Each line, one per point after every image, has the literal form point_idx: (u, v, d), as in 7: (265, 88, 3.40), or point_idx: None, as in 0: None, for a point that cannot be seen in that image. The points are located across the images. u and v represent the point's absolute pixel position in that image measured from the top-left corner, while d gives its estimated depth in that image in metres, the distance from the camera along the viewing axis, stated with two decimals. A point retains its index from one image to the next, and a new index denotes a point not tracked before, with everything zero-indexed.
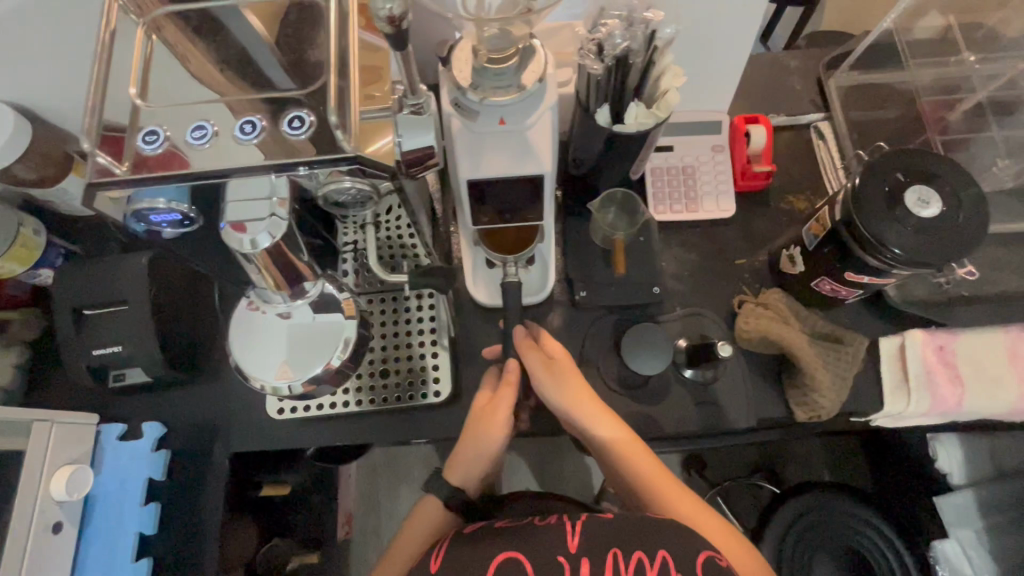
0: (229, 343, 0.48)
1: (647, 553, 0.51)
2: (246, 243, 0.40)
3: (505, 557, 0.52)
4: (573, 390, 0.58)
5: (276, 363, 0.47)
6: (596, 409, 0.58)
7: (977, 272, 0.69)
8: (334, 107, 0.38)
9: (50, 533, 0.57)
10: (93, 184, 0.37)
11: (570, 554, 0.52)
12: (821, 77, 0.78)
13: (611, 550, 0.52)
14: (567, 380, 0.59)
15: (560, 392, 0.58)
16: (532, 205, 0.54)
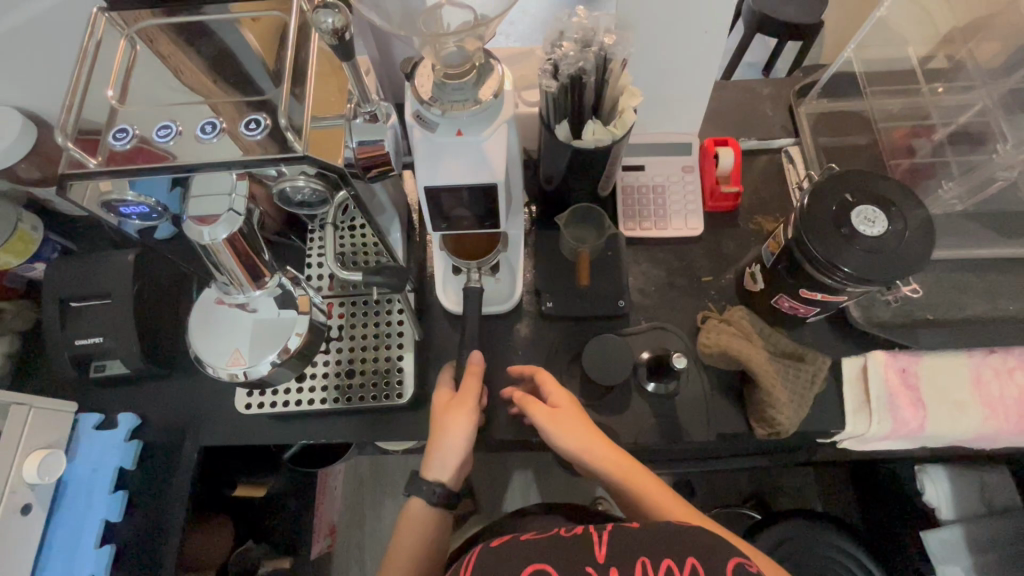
0: (189, 333, 0.50)
1: (676, 561, 0.46)
2: (206, 236, 0.42)
3: (533, 568, 0.48)
4: (579, 436, 0.61)
5: (229, 349, 0.49)
6: (606, 450, 0.61)
7: (920, 290, 0.71)
8: (285, 110, 0.43)
9: (18, 514, 0.59)
10: (65, 174, 0.42)
11: (598, 563, 0.47)
12: (792, 104, 0.81)
13: (638, 559, 0.47)
14: (573, 426, 0.61)
15: (567, 439, 0.60)
16: (489, 215, 0.57)
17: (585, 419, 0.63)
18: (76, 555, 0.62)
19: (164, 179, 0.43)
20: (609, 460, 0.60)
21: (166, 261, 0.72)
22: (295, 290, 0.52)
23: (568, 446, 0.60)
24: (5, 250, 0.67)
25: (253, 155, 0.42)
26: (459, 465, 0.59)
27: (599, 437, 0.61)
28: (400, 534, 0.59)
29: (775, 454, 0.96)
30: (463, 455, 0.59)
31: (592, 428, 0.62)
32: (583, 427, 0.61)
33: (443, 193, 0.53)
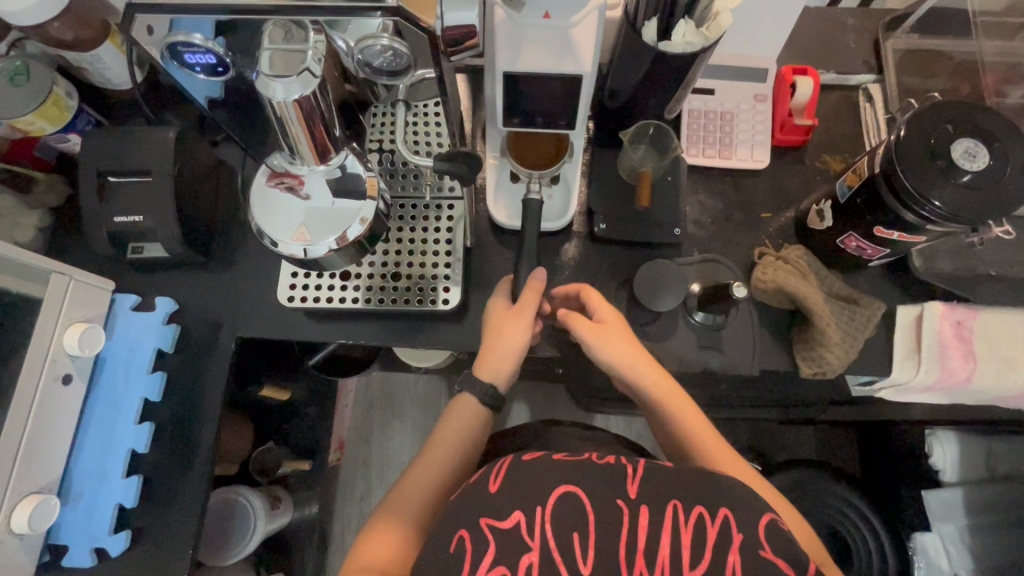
0: (252, 205, 0.49)
1: (708, 510, 0.46)
2: (279, 93, 0.40)
3: (565, 491, 0.47)
4: (621, 357, 0.60)
5: (295, 225, 0.49)
6: (647, 369, 0.60)
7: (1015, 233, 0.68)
8: None
9: (59, 383, 0.59)
10: (132, 4, 0.38)
11: (630, 499, 0.47)
12: (879, 37, 0.75)
13: (670, 502, 0.47)
14: (616, 345, 0.60)
15: (604, 359, 0.60)
16: (565, 114, 0.53)
17: (632, 339, 0.62)
18: (115, 429, 0.62)
19: (208, 23, 0.40)
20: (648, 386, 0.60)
21: (204, 146, 0.69)
22: (366, 175, 0.50)
23: (612, 360, 0.60)
24: (38, 116, 0.63)
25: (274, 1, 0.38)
26: (510, 370, 0.61)
27: (641, 354, 0.61)
28: (447, 418, 0.61)
29: (793, 406, 0.96)
30: (518, 359, 0.61)
31: (639, 350, 0.61)
32: (627, 348, 0.60)
33: (522, 83, 0.50)
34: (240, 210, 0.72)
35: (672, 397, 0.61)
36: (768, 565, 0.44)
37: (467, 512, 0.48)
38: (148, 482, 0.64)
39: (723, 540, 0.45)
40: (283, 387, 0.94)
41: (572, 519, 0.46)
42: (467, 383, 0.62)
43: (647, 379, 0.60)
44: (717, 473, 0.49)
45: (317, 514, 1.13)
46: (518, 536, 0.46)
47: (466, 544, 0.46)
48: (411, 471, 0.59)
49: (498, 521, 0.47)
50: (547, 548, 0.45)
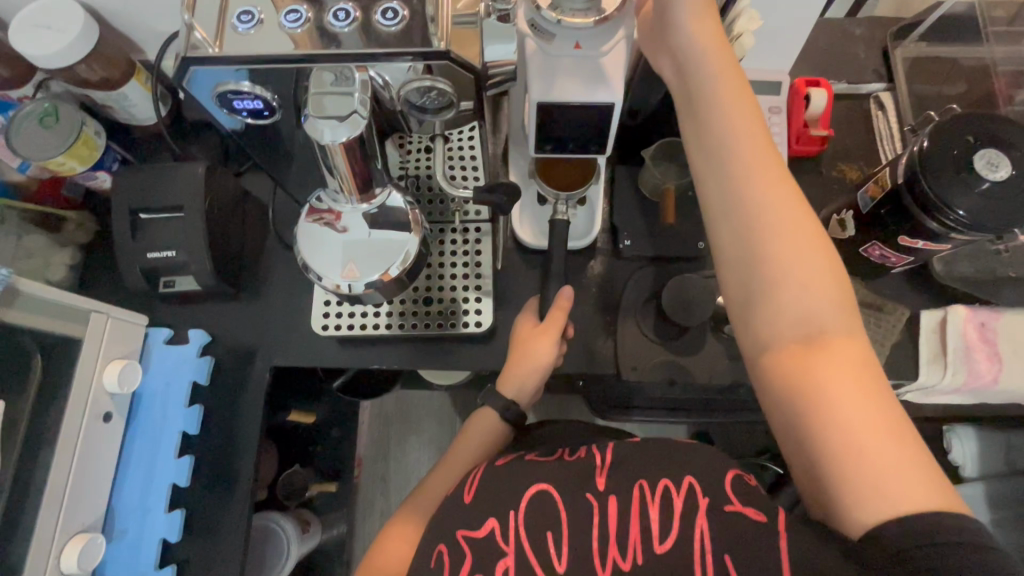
0: (297, 244, 0.52)
1: (673, 481, 0.46)
2: (326, 135, 0.42)
3: (537, 491, 0.48)
4: (746, 167, 0.48)
5: (342, 261, 0.51)
6: (733, 95, 0.49)
7: None
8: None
9: (100, 421, 0.59)
10: (188, 57, 0.39)
11: (598, 492, 0.47)
12: (887, 46, 0.77)
13: (636, 483, 0.46)
14: (743, 129, 0.48)
15: (715, 50, 0.49)
16: (597, 139, 0.54)
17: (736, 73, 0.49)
18: (155, 464, 0.63)
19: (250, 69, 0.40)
20: (766, 207, 0.47)
21: (232, 177, 0.69)
22: (408, 209, 0.53)
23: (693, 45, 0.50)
24: (68, 155, 0.64)
25: (308, 50, 0.40)
26: (535, 387, 0.61)
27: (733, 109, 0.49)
28: (464, 434, 0.62)
29: None
30: (542, 378, 0.61)
31: (775, 167, 0.48)
32: (760, 157, 0.48)
33: (556, 112, 0.50)
34: (267, 240, 0.72)
35: (800, 233, 0.46)
36: (733, 519, 0.43)
37: (442, 526, 0.49)
38: (190, 514, 0.64)
39: (689, 506, 0.44)
40: (308, 409, 0.94)
41: (547, 517, 0.47)
42: (491, 398, 0.62)
43: (777, 201, 0.47)
44: (681, 441, 0.49)
45: (344, 534, 1.14)
46: (493, 542, 0.47)
47: (446, 558, 0.47)
48: (424, 484, 0.60)
49: (471, 530, 0.48)
50: (521, 550, 0.46)
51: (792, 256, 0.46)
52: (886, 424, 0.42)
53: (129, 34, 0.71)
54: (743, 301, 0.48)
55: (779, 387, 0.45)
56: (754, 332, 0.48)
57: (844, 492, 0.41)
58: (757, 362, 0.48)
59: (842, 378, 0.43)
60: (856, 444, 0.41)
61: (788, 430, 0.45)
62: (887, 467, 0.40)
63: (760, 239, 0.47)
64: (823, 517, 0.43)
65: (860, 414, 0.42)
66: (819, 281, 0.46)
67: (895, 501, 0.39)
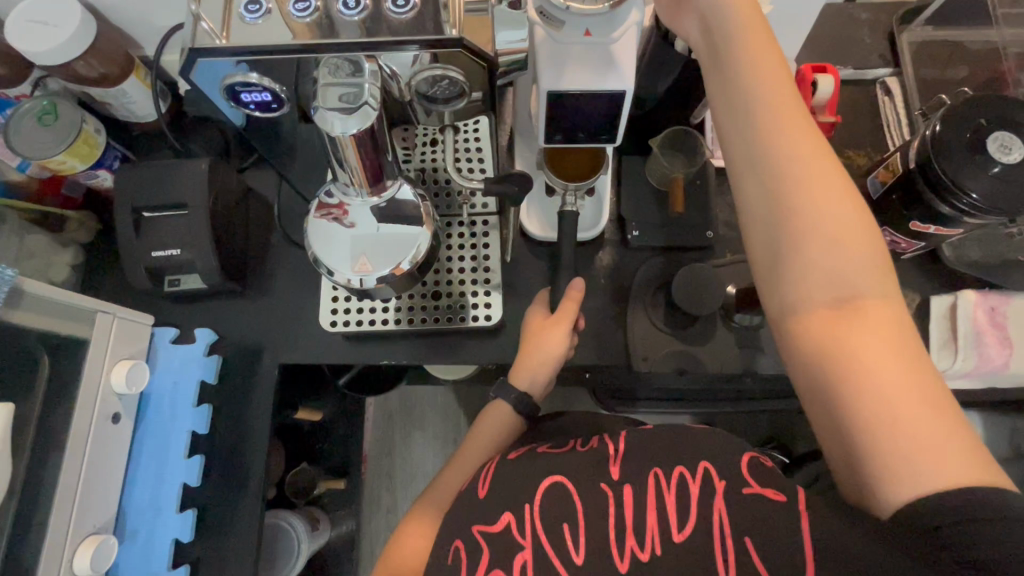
0: (308, 240, 0.52)
1: (688, 467, 0.45)
2: (337, 127, 0.41)
3: (550, 482, 0.48)
4: (774, 135, 0.45)
5: (353, 256, 0.51)
6: (762, 59, 0.46)
7: None
8: None
9: (109, 422, 0.59)
10: (193, 49, 0.38)
11: (614, 482, 0.47)
12: (893, 31, 0.76)
13: (651, 471, 0.46)
14: (772, 87, 0.46)
15: (742, 6, 0.47)
16: (607, 129, 0.53)
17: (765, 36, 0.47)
18: (165, 464, 0.62)
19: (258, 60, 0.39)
20: (796, 168, 0.45)
21: (234, 174, 0.68)
22: (418, 202, 0.53)
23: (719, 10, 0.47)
24: (69, 154, 0.63)
25: (307, 41, 0.39)
26: (547, 380, 0.61)
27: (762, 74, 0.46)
28: (476, 430, 0.61)
29: None
30: (554, 370, 0.61)
31: (806, 127, 0.45)
32: (789, 117, 0.45)
33: (566, 101, 0.50)
34: (271, 237, 0.72)
35: (832, 196, 0.44)
36: (754, 501, 0.43)
37: (460, 523, 0.49)
38: (203, 513, 0.64)
39: (705, 492, 0.44)
40: (314, 407, 0.94)
41: (562, 510, 0.46)
42: (502, 391, 0.62)
43: (808, 162, 0.45)
44: (694, 426, 0.49)
45: (352, 530, 1.14)
46: (508, 537, 0.47)
47: (463, 554, 0.47)
48: (439, 482, 0.60)
49: (488, 525, 0.48)
50: (539, 544, 0.46)
51: (823, 221, 0.44)
52: (922, 393, 0.40)
53: (126, 30, 0.70)
54: (772, 271, 0.47)
55: (813, 363, 0.44)
56: (784, 299, 0.46)
57: (882, 471, 0.39)
58: (786, 330, 0.46)
59: (875, 347, 0.41)
60: (891, 413, 0.39)
61: (818, 398, 0.44)
62: (925, 443, 0.38)
63: (790, 201, 0.45)
64: (852, 489, 0.42)
65: (895, 383, 0.40)
66: (852, 245, 0.44)
67: (937, 480, 0.37)
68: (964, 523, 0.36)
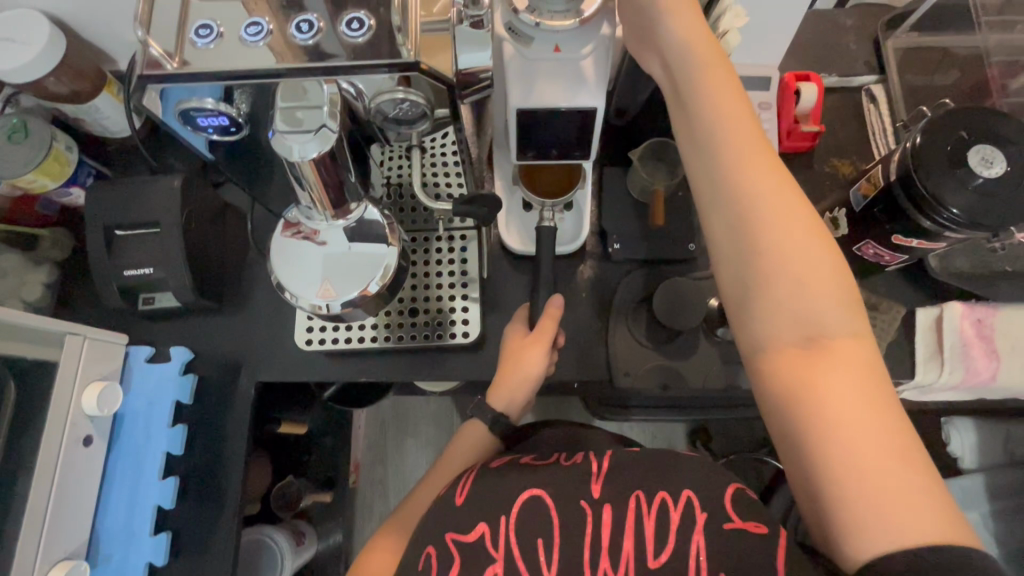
0: (272, 264, 0.50)
1: (671, 493, 0.44)
2: (296, 151, 0.41)
3: (528, 495, 0.47)
4: (740, 170, 0.45)
5: (318, 280, 0.50)
6: (726, 95, 0.47)
7: None
8: (398, 7, 0.38)
9: (80, 445, 0.58)
10: (144, 76, 0.38)
11: (593, 499, 0.45)
12: (878, 37, 0.75)
13: (632, 493, 0.45)
14: (736, 124, 0.46)
15: (703, 44, 0.47)
16: (580, 145, 0.53)
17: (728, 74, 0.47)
18: (139, 487, 0.61)
19: (216, 86, 0.39)
20: (762, 206, 0.44)
21: (209, 189, 0.67)
22: (386, 223, 0.52)
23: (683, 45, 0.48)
24: (39, 172, 0.62)
25: (293, 66, 0.38)
26: (526, 400, 0.60)
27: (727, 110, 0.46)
28: (452, 449, 0.60)
29: None
30: (532, 390, 0.60)
31: (771, 165, 0.45)
32: (755, 155, 0.45)
33: (536, 118, 0.49)
34: (248, 252, 0.71)
35: (799, 235, 0.44)
36: (733, 537, 0.42)
37: (428, 539, 0.48)
38: (178, 534, 0.63)
39: (685, 522, 0.43)
40: (300, 420, 0.93)
41: (538, 524, 0.45)
42: (479, 410, 0.61)
43: (774, 201, 0.45)
44: (680, 453, 0.47)
45: (342, 541, 1.13)
46: (482, 549, 0.45)
47: (434, 561, 0.46)
48: (414, 499, 0.59)
49: (462, 535, 0.47)
50: (511, 559, 0.45)
51: (790, 261, 0.44)
52: (887, 442, 0.39)
53: (100, 45, 0.69)
54: (741, 304, 0.46)
55: (782, 401, 0.43)
56: (752, 336, 0.46)
57: (851, 518, 0.39)
58: (755, 367, 0.45)
59: (844, 388, 0.41)
60: (856, 463, 0.39)
61: (786, 441, 0.43)
62: (892, 489, 0.38)
63: (757, 239, 0.44)
64: (820, 536, 0.41)
65: (861, 432, 0.39)
66: (820, 285, 0.43)
67: (904, 529, 0.37)
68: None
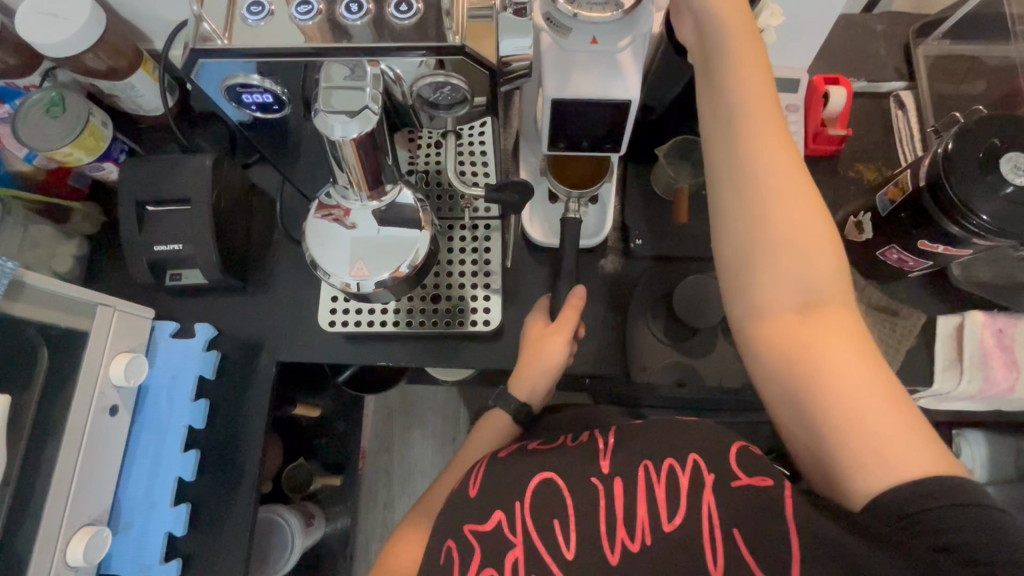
0: (306, 243, 0.51)
1: (679, 460, 0.45)
2: (337, 131, 0.41)
3: (541, 479, 0.48)
4: (753, 130, 0.45)
5: (350, 260, 0.51)
6: (745, 54, 0.46)
7: None
8: None
9: (107, 415, 0.59)
10: (195, 50, 0.38)
11: (604, 475, 0.46)
12: (910, 43, 0.75)
13: (641, 463, 0.46)
14: (753, 85, 0.46)
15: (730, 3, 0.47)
16: (611, 137, 0.53)
17: (748, 32, 0.47)
18: (161, 458, 0.62)
19: (264, 64, 0.40)
20: (763, 170, 0.45)
21: (239, 170, 0.68)
22: (417, 207, 0.52)
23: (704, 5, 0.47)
24: (76, 146, 0.63)
25: (319, 45, 0.39)
26: (546, 390, 0.61)
27: (744, 69, 0.46)
28: (474, 435, 0.61)
29: None
30: (553, 380, 0.60)
31: (777, 125, 0.45)
32: (758, 117, 0.45)
33: (569, 108, 0.49)
34: (273, 232, 0.72)
35: (800, 197, 0.44)
36: (746, 496, 0.42)
37: (450, 521, 0.48)
38: (196, 507, 0.64)
39: (694, 485, 0.43)
40: (313, 403, 0.94)
41: (553, 506, 0.46)
42: (501, 400, 0.61)
43: (780, 157, 0.45)
44: (687, 420, 0.48)
45: (348, 527, 1.14)
46: (499, 534, 0.46)
47: (455, 554, 0.47)
48: (435, 487, 0.60)
49: (479, 524, 0.47)
50: (530, 540, 0.45)
51: (787, 225, 0.44)
52: (888, 394, 0.40)
53: (138, 24, 0.70)
54: (742, 270, 0.46)
55: (780, 358, 0.43)
56: (751, 301, 0.46)
57: (849, 463, 0.39)
58: (753, 326, 0.45)
59: (839, 341, 0.41)
60: (855, 410, 0.39)
61: (784, 395, 0.43)
62: (888, 432, 0.38)
63: (763, 197, 0.45)
64: (823, 484, 0.42)
65: (859, 382, 0.40)
66: (818, 245, 0.44)
67: (902, 465, 0.38)
68: (935, 510, 0.36)
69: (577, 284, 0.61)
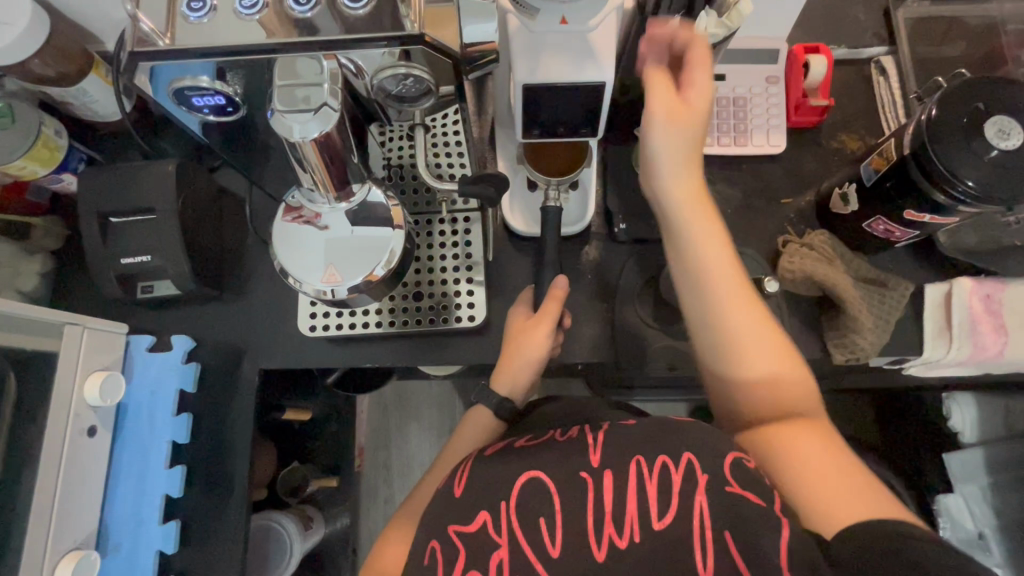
0: (274, 250, 0.49)
1: (672, 457, 0.44)
2: (297, 131, 0.39)
3: (528, 478, 0.47)
4: (699, 244, 0.51)
5: (323, 265, 0.49)
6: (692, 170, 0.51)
7: None
8: None
9: (84, 436, 0.57)
10: (134, 52, 0.36)
11: (592, 469, 0.46)
12: (889, 6, 0.73)
13: (633, 458, 0.45)
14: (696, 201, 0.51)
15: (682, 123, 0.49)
16: (587, 122, 0.51)
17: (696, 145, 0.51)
18: (146, 474, 0.61)
19: (212, 66, 0.38)
20: (717, 239, 0.52)
21: (205, 174, 0.65)
22: (388, 202, 0.50)
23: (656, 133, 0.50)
24: (29, 159, 0.60)
25: (283, 41, 0.36)
26: (528, 383, 0.59)
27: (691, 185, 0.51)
28: (458, 432, 0.60)
29: None
30: (536, 372, 0.59)
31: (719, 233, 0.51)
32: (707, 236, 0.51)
33: (541, 94, 0.47)
34: (246, 237, 0.69)
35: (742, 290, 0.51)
36: (738, 502, 0.41)
37: (436, 522, 0.47)
38: (184, 522, 0.63)
39: (685, 488, 0.43)
40: (303, 407, 0.92)
41: (540, 503, 0.45)
42: (483, 395, 0.60)
43: (724, 260, 0.51)
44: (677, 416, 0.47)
45: (349, 525, 1.13)
46: (486, 536, 0.45)
47: (439, 555, 0.46)
48: (421, 488, 0.58)
49: (463, 525, 0.46)
50: (517, 541, 0.44)
51: (736, 318, 0.50)
52: (832, 455, 0.46)
53: (87, 26, 0.67)
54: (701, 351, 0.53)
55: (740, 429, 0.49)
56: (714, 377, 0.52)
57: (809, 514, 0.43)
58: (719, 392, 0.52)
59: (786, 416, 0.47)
60: (806, 471, 0.45)
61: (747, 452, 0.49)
62: (834, 485, 0.44)
63: (714, 294, 0.51)
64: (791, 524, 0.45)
65: (805, 446, 0.46)
66: (761, 326, 0.51)
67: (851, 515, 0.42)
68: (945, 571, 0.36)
69: (561, 274, 0.60)
